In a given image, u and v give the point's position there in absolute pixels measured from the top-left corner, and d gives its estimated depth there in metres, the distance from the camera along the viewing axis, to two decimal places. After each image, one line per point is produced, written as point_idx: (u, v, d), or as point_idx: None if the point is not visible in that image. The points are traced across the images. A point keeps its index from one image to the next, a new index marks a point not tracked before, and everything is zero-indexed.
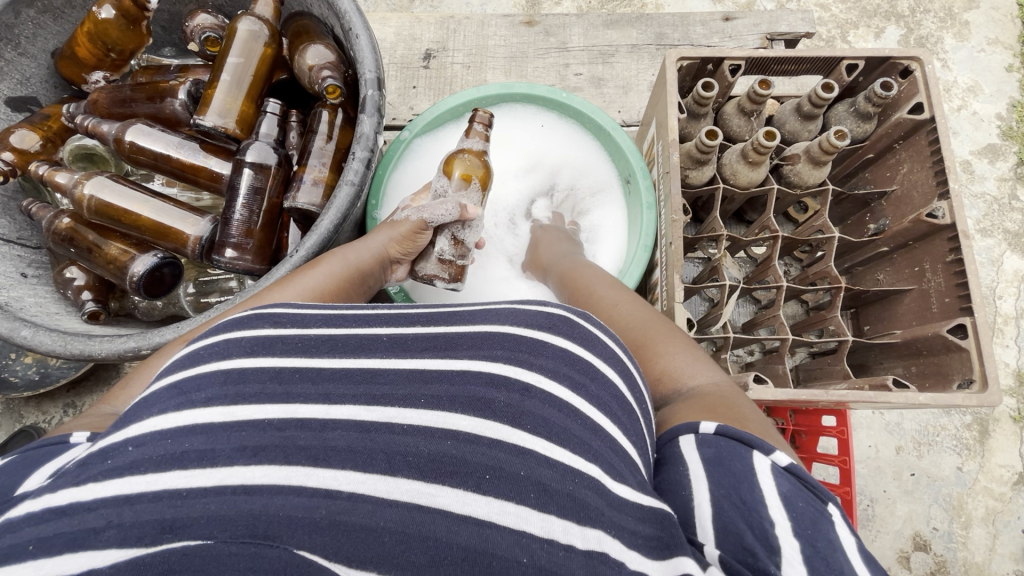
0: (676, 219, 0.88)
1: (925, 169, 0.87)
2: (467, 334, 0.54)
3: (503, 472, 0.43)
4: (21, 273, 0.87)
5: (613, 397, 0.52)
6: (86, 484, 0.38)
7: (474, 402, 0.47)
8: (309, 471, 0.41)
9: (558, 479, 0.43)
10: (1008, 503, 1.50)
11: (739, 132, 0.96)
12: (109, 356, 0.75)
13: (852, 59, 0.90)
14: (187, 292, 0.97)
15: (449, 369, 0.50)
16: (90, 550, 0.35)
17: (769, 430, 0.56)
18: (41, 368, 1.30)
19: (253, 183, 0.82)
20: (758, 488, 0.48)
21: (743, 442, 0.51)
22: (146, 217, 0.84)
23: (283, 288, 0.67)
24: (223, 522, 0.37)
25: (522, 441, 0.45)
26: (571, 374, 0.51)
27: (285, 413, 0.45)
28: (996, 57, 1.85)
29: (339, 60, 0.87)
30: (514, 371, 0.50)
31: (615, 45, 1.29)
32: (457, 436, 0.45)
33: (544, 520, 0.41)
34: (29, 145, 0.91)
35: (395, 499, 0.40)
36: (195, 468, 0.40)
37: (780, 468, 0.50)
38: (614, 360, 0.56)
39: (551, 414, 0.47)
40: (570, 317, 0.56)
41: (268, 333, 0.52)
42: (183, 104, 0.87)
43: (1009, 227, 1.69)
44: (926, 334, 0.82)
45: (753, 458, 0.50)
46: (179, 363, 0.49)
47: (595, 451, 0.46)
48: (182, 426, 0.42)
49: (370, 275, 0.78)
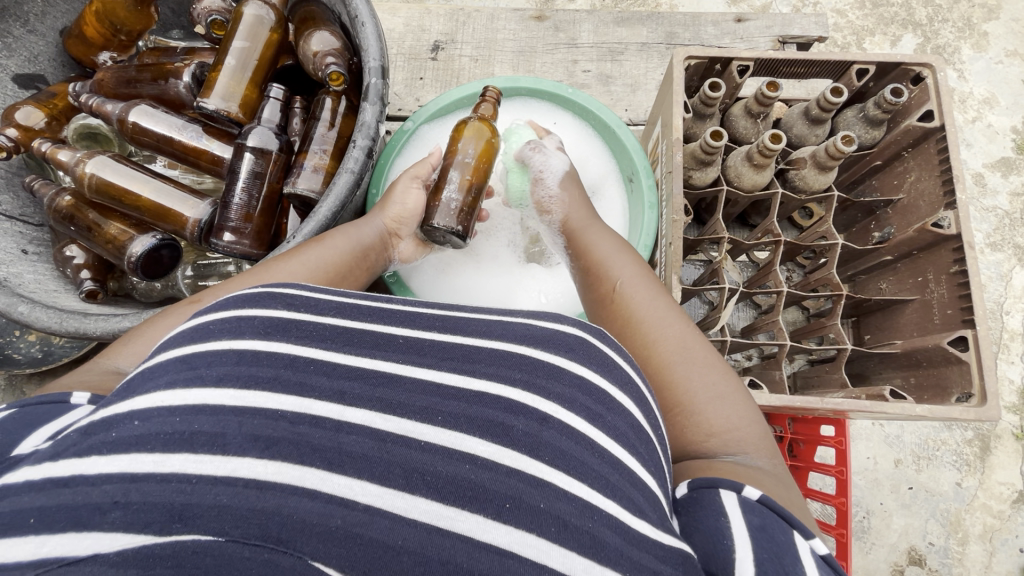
0: (677, 219, 0.87)
1: (932, 179, 0.86)
2: (486, 347, 0.53)
3: (522, 503, 0.43)
4: (21, 249, 0.88)
5: (631, 428, 0.51)
6: (89, 456, 0.39)
7: (491, 427, 0.47)
8: (324, 474, 0.41)
9: (577, 514, 0.43)
10: (1007, 521, 1.48)
11: (745, 134, 0.95)
12: (104, 335, 0.75)
13: (863, 63, 0.89)
14: (185, 275, 0.96)
15: (468, 389, 0.49)
16: (93, 532, 0.35)
17: (805, 511, 0.55)
18: (44, 347, 1.31)
19: (254, 168, 0.82)
20: (802, 567, 0.46)
21: (786, 520, 0.49)
22: (146, 198, 0.84)
23: (289, 261, 0.67)
24: (234, 518, 0.37)
25: (540, 473, 0.44)
26: (589, 404, 0.50)
27: (300, 407, 0.45)
28: (1014, 69, 1.82)
29: (344, 47, 0.86)
30: (533, 400, 0.49)
31: (624, 43, 1.28)
32: (475, 460, 0.44)
33: (564, 556, 0.41)
34: (33, 123, 0.90)
35: (414, 517, 0.40)
36: (205, 453, 0.40)
37: (819, 555, 0.48)
38: (629, 386, 0.54)
39: (569, 446, 0.47)
40: (587, 338, 0.55)
41: (283, 316, 0.51)
42: (186, 86, 0.87)
43: (1020, 242, 1.67)
44: (925, 346, 0.80)
45: (793, 536, 0.49)
46: (183, 337, 0.49)
47: (613, 486, 0.46)
48: (190, 405, 0.42)
49: (373, 256, 0.78)
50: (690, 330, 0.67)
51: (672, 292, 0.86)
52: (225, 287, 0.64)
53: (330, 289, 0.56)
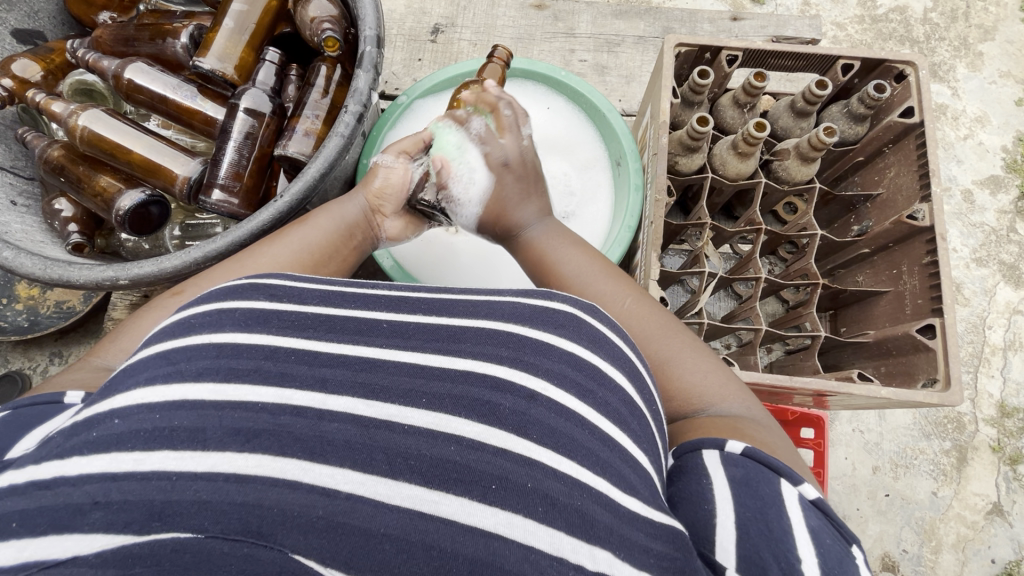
0: (659, 199, 0.89)
1: (909, 174, 0.88)
2: (471, 327, 0.54)
3: (509, 483, 0.44)
4: (10, 201, 0.88)
5: (622, 403, 0.52)
6: (70, 457, 0.40)
7: (477, 406, 0.48)
8: (305, 464, 0.42)
9: (566, 492, 0.44)
10: (980, 532, 1.50)
11: (731, 124, 0.97)
12: (88, 284, 0.76)
13: (848, 58, 0.91)
14: (172, 234, 0.97)
15: (452, 368, 0.51)
16: (74, 533, 0.35)
17: (792, 457, 0.56)
18: (31, 316, 1.38)
19: (246, 129, 0.83)
20: (787, 517, 0.48)
21: (773, 470, 0.52)
22: (137, 154, 0.85)
23: (275, 245, 0.69)
24: (216, 514, 0.37)
25: (527, 451, 0.46)
26: (578, 379, 0.51)
27: (278, 398, 0.46)
28: (1006, 90, 1.85)
29: (341, 16, 0.87)
30: (520, 377, 0.50)
31: (622, 36, 1.30)
32: (461, 441, 0.46)
33: (552, 536, 0.42)
34: (30, 75, 0.91)
35: (397, 503, 0.41)
36: (184, 449, 0.41)
37: (807, 501, 0.50)
38: (622, 362, 0.55)
39: (558, 423, 0.48)
40: (576, 314, 0.56)
41: (263, 308, 0.53)
42: (183, 46, 0.88)
43: (1004, 258, 1.70)
44: (895, 334, 0.82)
45: (780, 486, 0.51)
46: (166, 333, 0.50)
47: (604, 463, 0.47)
48: (170, 401, 0.44)
49: (360, 235, 0.77)
50: (635, 299, 0.68)
51: (652, 272, 0.88)
52: (208, 277, 0.65)
53: (316, 277, 0.58)
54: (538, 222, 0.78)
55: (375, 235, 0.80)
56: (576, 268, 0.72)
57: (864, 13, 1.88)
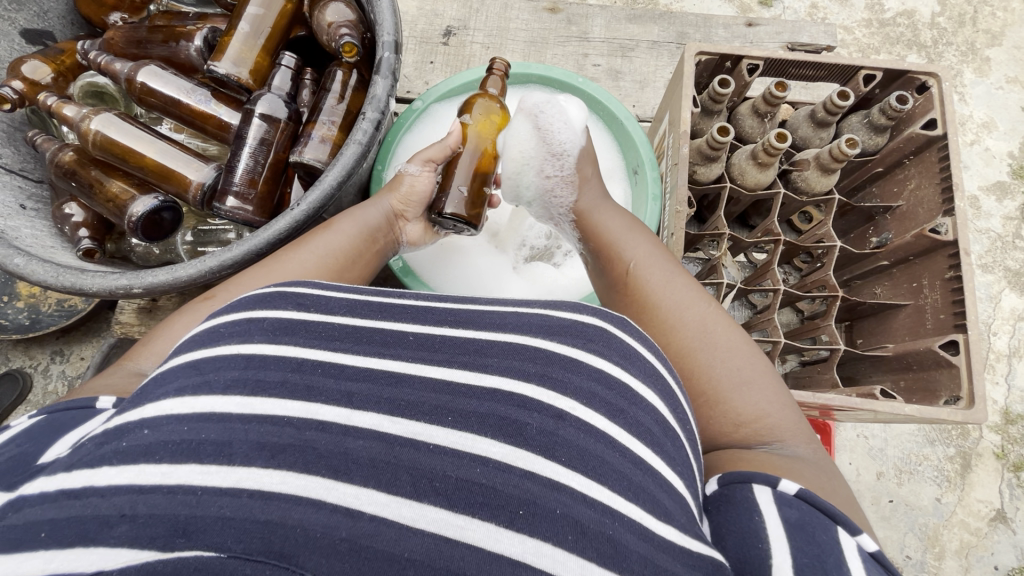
0: (679, 210, 0.88)
1: (931, 186, 0.88)
2: (501, 341, 0.53)
3: (539, 507, 0.42)
4: (19, 204, 0.86)
5: (656, 423, 0.50)
6: (101, 467, 0.39)
7: (504, 426, 0.47)
8: (329, 483, 0.41)
9: (596, 519, 0.42)
10: (983, 538, 1.50)
11: (750, 133, 0.96)
12: (100, 292, 0.75)
13: (870, 69, 0.90)
14: (184, 239, 0.96)
15: (479, 385, 0.49)
16: (100, 547, 0.34)
17: (851, 505, 0.54)
18: (32, 315, 1.37)
19: (262, 135, 0.82)
20: (845, 565, 0.45)
21: (830, 516, 0.49)
22: (150, 159, 0.84)
23: (298, 251, 0.68)
24: (239, 531, 0.36)
25: (558, 475, 0.44)
26: (609, 399, 0.50)
27: (306, 412, 0.45)
28: (1013, 96, 1.85)
29: (359, 20, 0.86)
30: (550, 396, 0.49)
31: (635, 40, 1.29)
32: (487, 462, 0.44)
33: (582, 566, 0.40)
34: (40, 78, 0.90)
35: (421, 526, 0.40)
36: (211, 463, 0.40)
37: (869, 553, 0.47)
38: (654, 379, 0.54)
39: (589, 445, 0.46)
40: (607, 328, 0.54)
41: (292, 318, 0.52)
42: (197, 50, 0.87)
43: (1010, 265, 1.69)
44: (917, 350, 0.82)
45: (838, 533, 0.48)
46: (196, 341, 0.49)
47: (636, 487, 0.45)
48: (200, 413, 0.43)
49: (383, 238, 0.77)
50: (710, 308, 0.68)
51: None
52: (240, 284, 0.64)
53: (343, 286, 0.57)
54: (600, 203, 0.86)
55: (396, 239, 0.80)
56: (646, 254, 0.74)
57: (872, 17, 1.87)
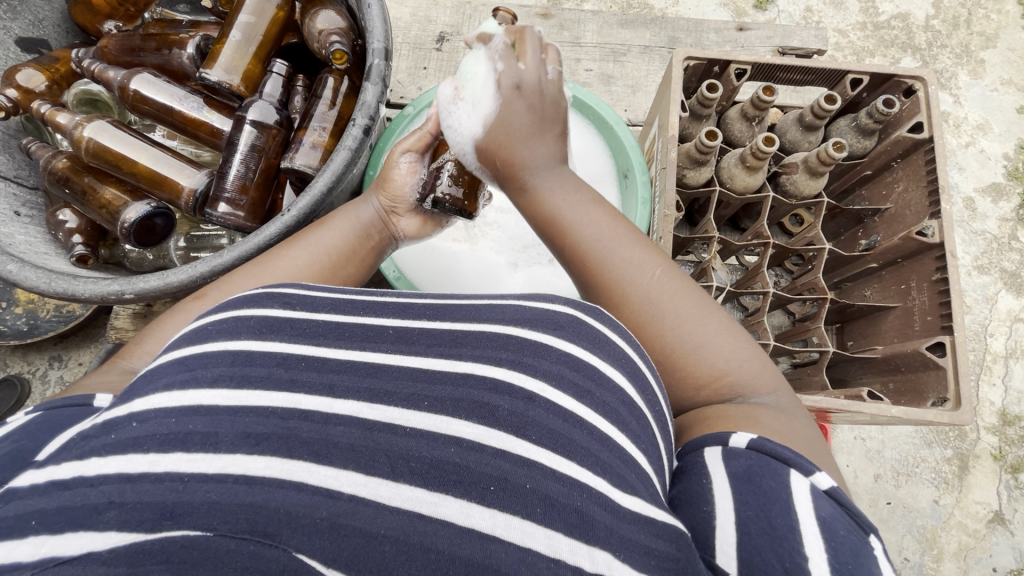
0: (668, 215, 0.89)
1: (918, 190, 0.88)
2: (473, 331, 0.53)
3: (508, 484, 0.43)
4: (14, 211, 0.87)
5: (622, 403, 0.51)
6: (90, 458, 0.39)
7: (476, 408, 0.47)
8: (310, 466, 0.41)
9: (566, 493, 0.43)
10: (981, 540, 1.50)
11: (740, 137, 0.97)
12: (92, 298, 0.75)
13: (856, 73, 0.91)
14: (177, 245, 0.97)
15: (453, 371, 0.50)
16: (90, 531, 0.35)
17: (822, 455, 0.54)
18: (30, 320, 1.37)
19: (253, 141, 0.82)
20: (793, 513, 0.46)
21: (782, 460, 0.49)
22: (142, 165, 0.85)
23: (290, 250, 0.68)
24: (224, 513, 0.36)
25: (526, 453, 0.45)
26: (576, 380, 0.50)
27: (289, 402, 0.45)
28: (1008, 97, 1.86)
29: (349, 28, 0.87)
30: (518, 379, 0.49)
31: (628, 45, 1.30)
32: (460, 443, 0.45)
33: (550, 538, 0.40)
34: (34, 85, 0.91)
35: (398, 505, 0.40)
36: (197, 452, 0.40)
37: (820, 490, 0.47)
38: (623, 361, 0.54)
39: (556, 425, 0.47)
40: (576, 313, 0.55)
41: (277, 315, 0.52)
42: (190, 57, 0.87)
43: (1006, 266, 1.70)
44: (905, 351, 0.82)
45: (788, 475, 0.48)
46: (186, 338, 0.50)
47: (603, 463, 0.46)
48: (186, 406, 0.43)
49: (377, 235, 0.76)
50: (662, 270, 0.62)
51: None
52: (234, 284, 0.65)
53: (332, 286, 0.57)
54: (549, 171, 0.62)
55: (392, 235, 0.78)
56: (598, 232, 0.62)
57: (866, 20, 1.88)
